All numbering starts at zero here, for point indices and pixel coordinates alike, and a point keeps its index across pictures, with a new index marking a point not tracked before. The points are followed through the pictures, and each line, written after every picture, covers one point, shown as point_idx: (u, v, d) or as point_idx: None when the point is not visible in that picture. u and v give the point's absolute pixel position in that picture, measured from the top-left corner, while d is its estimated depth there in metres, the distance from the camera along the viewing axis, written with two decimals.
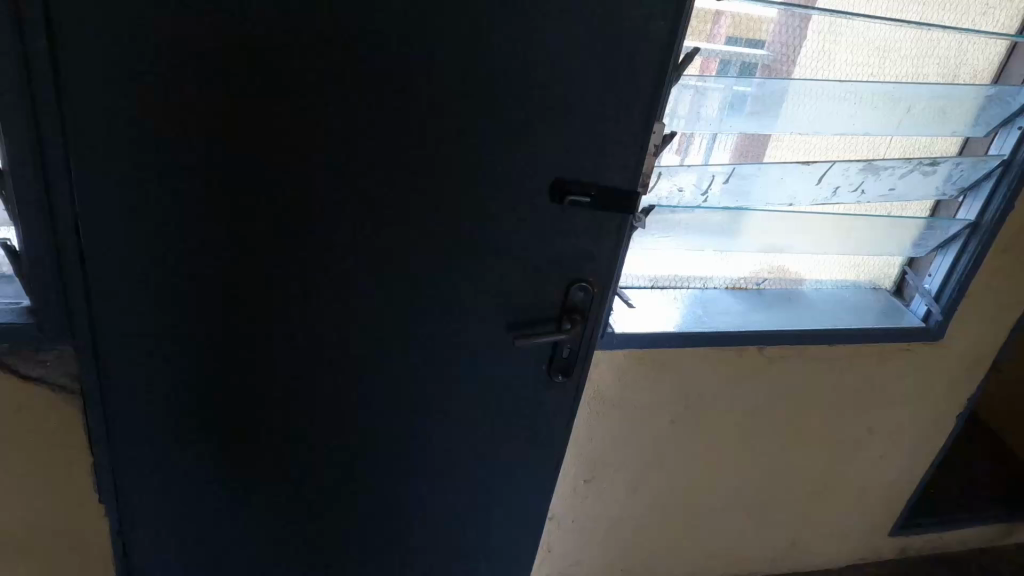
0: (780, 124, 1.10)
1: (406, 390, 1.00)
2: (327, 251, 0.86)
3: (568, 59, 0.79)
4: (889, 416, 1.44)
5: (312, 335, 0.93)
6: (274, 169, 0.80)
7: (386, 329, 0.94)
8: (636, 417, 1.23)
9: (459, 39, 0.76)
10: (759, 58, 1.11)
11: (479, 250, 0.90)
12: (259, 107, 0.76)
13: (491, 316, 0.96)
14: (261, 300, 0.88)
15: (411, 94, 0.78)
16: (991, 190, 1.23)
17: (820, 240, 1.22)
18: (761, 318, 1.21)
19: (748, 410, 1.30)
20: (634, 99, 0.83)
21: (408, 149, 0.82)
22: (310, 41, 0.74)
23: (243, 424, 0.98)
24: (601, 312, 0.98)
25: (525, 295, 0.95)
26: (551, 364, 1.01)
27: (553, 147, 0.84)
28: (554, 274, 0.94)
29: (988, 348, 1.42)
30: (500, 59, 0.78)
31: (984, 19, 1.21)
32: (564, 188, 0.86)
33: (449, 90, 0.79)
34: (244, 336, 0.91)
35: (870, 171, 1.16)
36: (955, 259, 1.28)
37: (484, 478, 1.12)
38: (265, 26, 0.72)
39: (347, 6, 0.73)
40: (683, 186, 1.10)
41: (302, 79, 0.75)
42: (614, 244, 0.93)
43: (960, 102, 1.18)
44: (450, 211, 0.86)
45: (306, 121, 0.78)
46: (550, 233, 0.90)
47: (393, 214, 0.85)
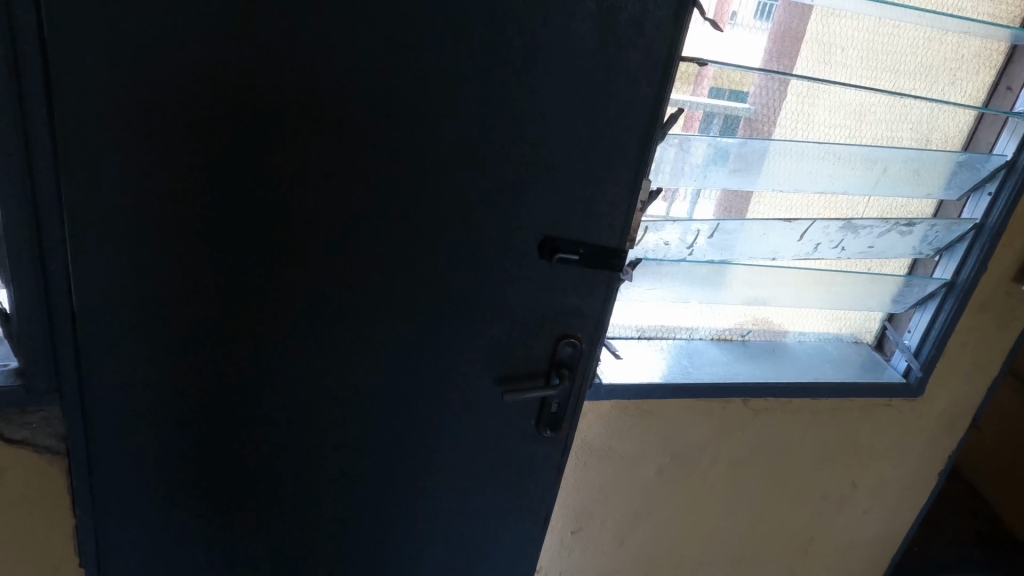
0: (761, 181, 1.14)
1: (391, 439, 1.00)
2: (316, 297, 0.88)
3: (557, 121, 0.82)
4: (872, 470, 1.44)
5: (299, 379, 0.94)
6: (269, 216, 0.83)
7: (374, 376, 0.95)
8: (624, 468, 1.22)
9: (452, 100, 0.80)
10: (740, 111, 1.16)
11: (468, 301, 0.91)
12: (254, 158, 0.79)
13: (479, 368, 0.96)
14: (249, 343, 0.90)
15: (405, 149, 0.81)
16: (966, 251, 1.27)
17: (801, 294, 1.25)
18: (746, 370, 1.23)
19: (733, 463, 1.30)
20: (621, 159, 0.86)
21: (400, 202, 0.84)
22: (310, 97, 0.77)
23: (226, 466, 0.99)
24: (588, 367, 0.98)
25: (515, 348, 0.95)
26: (540, 419, 1.01)
27: (543, 204, 0.86)
28: (544, 327, 0.95)
29: (968, 404, 1.44)
30: (492, 118, 0.81)
31: (952, 89, 1.28)
32: (555, 246, 0.88)
33: (443, 146, 0.82)
34: (231, 377, 0.92)
35: (849, 229, 1.20)
36: (933, 316, 1.31)
37: (469, 530, 1.11)
38: (263, 83, 0.75)
39: (345, 67, 0.76)
40: (670, 240, 1.13)
41: (301, 133, 0.79)
42: (603, 299, 0.94)
43: (933, 165, 1.23)
44: (441, 263, 0.88)
45: (302, 172, 0.81)
46: (539, 286, 0.91)
47: (384, 263, 0.87)
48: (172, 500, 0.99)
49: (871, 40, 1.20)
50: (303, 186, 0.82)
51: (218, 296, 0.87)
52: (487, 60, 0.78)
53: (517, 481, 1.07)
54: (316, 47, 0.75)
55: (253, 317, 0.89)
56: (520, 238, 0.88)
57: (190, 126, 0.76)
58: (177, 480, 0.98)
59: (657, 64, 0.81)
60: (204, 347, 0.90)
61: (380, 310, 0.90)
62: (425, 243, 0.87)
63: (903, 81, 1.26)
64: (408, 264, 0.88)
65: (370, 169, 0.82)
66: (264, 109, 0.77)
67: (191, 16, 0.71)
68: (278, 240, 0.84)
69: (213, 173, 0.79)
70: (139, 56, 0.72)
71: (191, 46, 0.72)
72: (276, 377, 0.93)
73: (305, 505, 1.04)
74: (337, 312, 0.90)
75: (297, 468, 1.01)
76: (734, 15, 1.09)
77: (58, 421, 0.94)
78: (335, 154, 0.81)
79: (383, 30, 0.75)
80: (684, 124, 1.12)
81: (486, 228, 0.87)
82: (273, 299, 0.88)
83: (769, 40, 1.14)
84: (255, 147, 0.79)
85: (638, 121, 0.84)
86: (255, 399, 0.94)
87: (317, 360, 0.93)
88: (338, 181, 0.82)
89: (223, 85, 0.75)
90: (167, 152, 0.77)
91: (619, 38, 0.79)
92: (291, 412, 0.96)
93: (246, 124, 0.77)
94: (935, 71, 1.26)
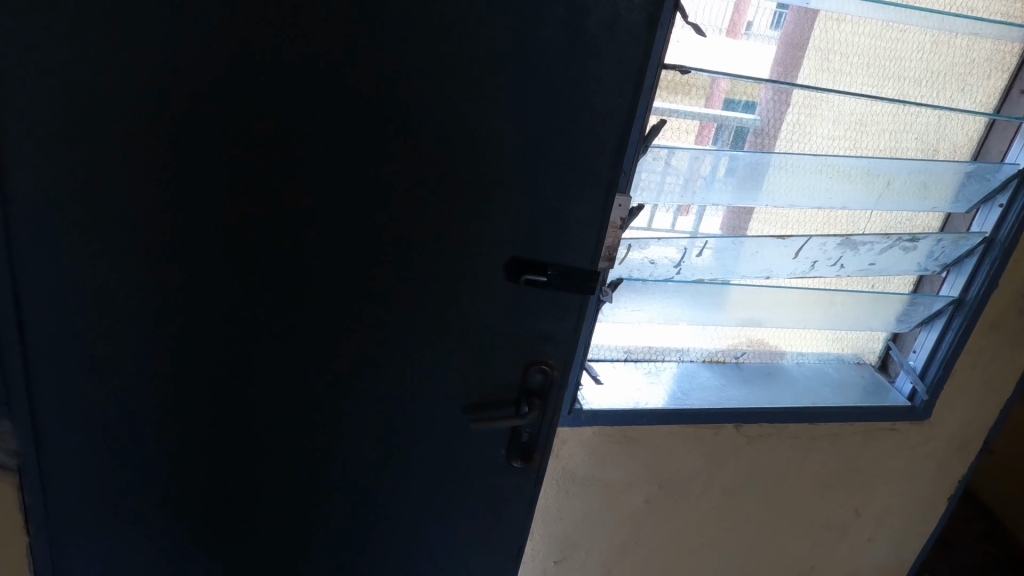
0: (760, 195, 1.08)
1: (357, 466, 0.95)
2: (272, 315, 0.84)
3: (525, 133, 0.77)
4: (877, 498, 1.37)
5: (257, 402, 0.89)
6: (217, 232, 0.78)
7: (336, 399, 0.90)
8: (609, 495, 1.16)
9: (411, 108, 0.74)
10: (749, 122, 1.10)
11: (434, 322, 0.86)
12: (198, 170, 0.74)
13: (447, 393, 0.91)
14: (203, 363, 0.86)
15: (363, 163, 0.76)
16: (975, 267, 1.20)
17: (800, 314, 1.19)
18: (739, 396, 1.17)
19: (727, 490, 1.23)
20: (597, 173, 0.80)
21: (357, 217, 0.79)
22: (256, 106, 0.72)
23: (183, 491, 0.94)
24: (560, 397, 0.92)
25: (482, 373, 0.90)
26: (510, 447, 0.95)
27: (511, 221, 0.81)
28: (513, 352, 0.89)
29: (978, 431, 1.36)
30: (456, 128, 0.76)
31: (962, 95, 1.21)
32: (522, 266, 0.83)
33: (403, 159, 0.77)
34: (185, 398, 0.88)
35: (848, 246, 1.13)
36: (940, 335, 1.24)
37: (442, 560, 1.05)
38: (207, 90, 0.71)
39: (294, 74, 0.71)
40: (655, 259, 1.06)
41: (252, 145, 0.74)
42: (575, 325, 0.88)
43: (940, 177, 1.16)
44: (402, 282, 0.83)
45: (251, 184, 0.76)
46: (507, 309, 0.86)
47: (343, 283, 0.83)
48: (130, 525, 0.95)
49: (873, 45, 1.14)
50: (255, 202, 0.77)
51: (167, 314, 0.82)
52: (449, 67, 0.73)
53: (492, 510, 1.01)
54: (264, 53, 0.70)
55: (205, 336, 0.84)
56: (489, 257, 0.82)
57: (134, 137, 0.72)
58: (134, 503, 0.94)
59: (632, 72, 0.75)
60: (158, 368, 0.85)
61: (341, 332, 0.85)
62: (387, 262, 0.82)
63: (908, 89, 1.19)
64: (369, 284, 0.83)
65: (324, 183, 0.77)
66: (210, 118, 0.72)
67: (130, 20, 0.66)
68: (230, 258, 0.80)
69: (157, 186, 0.74)
70: (77, 62, 0.67)
71: (128, 51, 0.68)
72: (234, 401, 0.89)
73: (270, 532, 0.99)
74: (296, 335, 0.85)
75: (258, 496, 0.96)
76: (749, 26, 1.03)
77: (9, 436, 0.87)
78: (288, 168, 0.76)
79: (335, 36, 0.70)
80: (676, 132, 1.06)
81: (452, 246, 0.81)
82: (227, 320, 0.83)
83: (778, 49, 1.08)
84: (200, 158, 0.74)
85: (615, 133, 0.78)
86: (213, 423, 0.90)
87: (276, 383, 0.88)
88: (292, 196, 0.77)
89: (167, 93, 0.70)
90: (111, 163, 0.72)
91: (590, 44, 0.73)
92: (251, 437, 0.91)
93: (192, 136, 0.72)
94: (943, 78, 1.19)
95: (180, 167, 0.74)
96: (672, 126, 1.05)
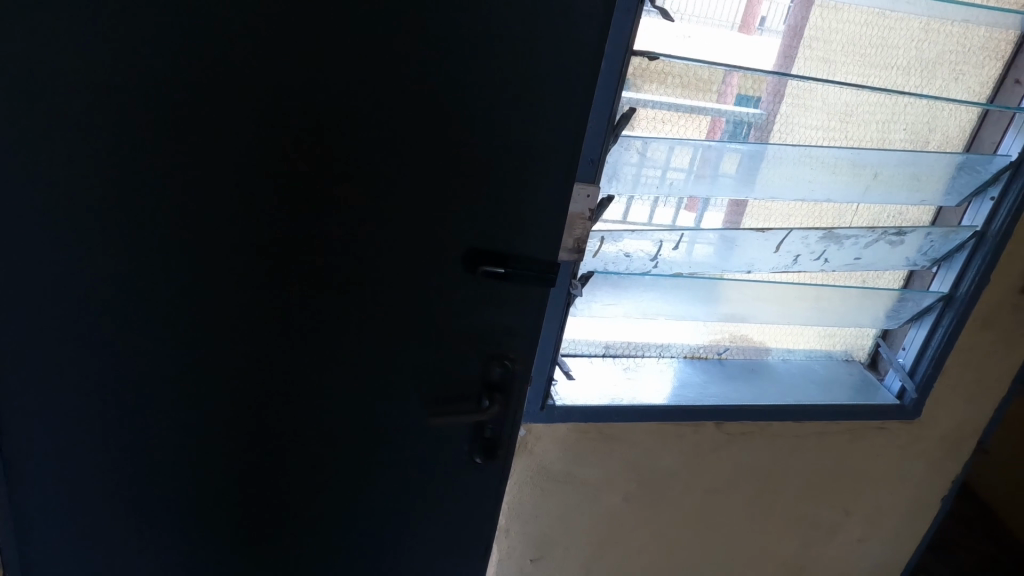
0: (734, 193, 1.05)
1: (320, 461, 0.94)
2: (223, 310, 0.81)
3: (479, 121, 0.74)
4: (867, 499, 1.33)
5: (213, 397, 0.87)
6: (160, 225, 0.75)
7: (296, 393, 0.88)
8: (586, 493, 1.14)
9: (357, 95, 0.71)
10: (752, 116, 1.07)
11: (394, 316, 0.84)
12: (136, 161, 0.71)
13: (410, 387, 0.89)
14: (155, 358, 0.83)
15: (312, 157, 0.74)
16: (966, 262, 1.16)
17: (783, 309, 1.16)
18: (720, 393, 1.14)
19: (709, 488, 1.21)
20: (556, 162, 0.77)
21: (306, 207, 0.77)
22: (192, 93, 0.69)
23: (145, 486, 0.93)
24: (523, 393, 0.90)
25: (445, 367, 0.88)
26: (474, 442, 0.93)
27: (469, 211, 0.79)
28: (475, 345, 0.87)
29: (972, 429, 1.32)
30: (408, 118, 0.73)
31: (953, 85, 1.18)
32: (478, 257, 0.81)
33: (355, 151, 0.74)
34: (138, 394, 0.86)
35: (832, 239, 1.10)
36: (930, 332, 1.21)
37: (412, 556, 1.04)
38: (140, 77, 0.67)
39: (230, 60, 0.68)
40: (630, 252, 1.03)
41: (194, 134, 0.71)
42: (537, 319, 0.86)
43: (929, 169, 1.13)
44: (357, 274, 0.81)
45: (191, 175, 0.73)
46: (468, 301, 0.84)
47: (300, 278, 0.81)
48: (94, 519, 0.94)
49: (859, 33, 1.10)
50: (198, 193, 0.74)
51: (116, 308, 0.80)
52: (398, 54, 0.70)
53: (461, 506, 1.00)
54: (204, 42, 0.67)
55: (155, 332, 0.82)
56: (447, 248, 0.80)
57: (69, 126, 0.69)
58: (95, 497, 0.93)
59: (588, 57, 0.73)
60: (112, 366, 0.83)
61: (298, 326, 0.84)
62: (343, 255, 0.80)
63: (897, 78, 1.15)
64: (325, 279, 0.81)
65: (269, 173, 0.74)
66: (151, 112, 0.69)
67: (58, 3, 0.64)
68: (179, 254, 0.77)
69: (97, 177, 0.72)
70: (10, 48, 0.65)
71: (58, 37, 0.65)
72: (192, 400, 0.87)
73: (235, 528, 0.98)
74: (253, 331, 0.83)
75: (222, 492, 0.94)
76: (762, 21, 1.02)
77: None
78: (235, 163, 0.73)
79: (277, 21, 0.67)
80: (664, 123, 1.02)
81: (410, 238, 0.79)
82: (176, 314, 0.81)
83: (783, 41, 1.06)
84: (136, 148, 0.71)
85: (575, 121, 0.76)
86: (170, 423, 0.88)
87: (234, 379, 0.86)
88: (241, 190, 0.75)
89: (104, 84, 0.67)
90: (52, 153, 0.71)
91: (544, 30, 0.70)
92: (211, 434, 0.90)
93: (130, 125, 0.70)
94: (933, 66, 1.16)
95: (122, 161, 0.71)
96: (670, 118, 1.02)
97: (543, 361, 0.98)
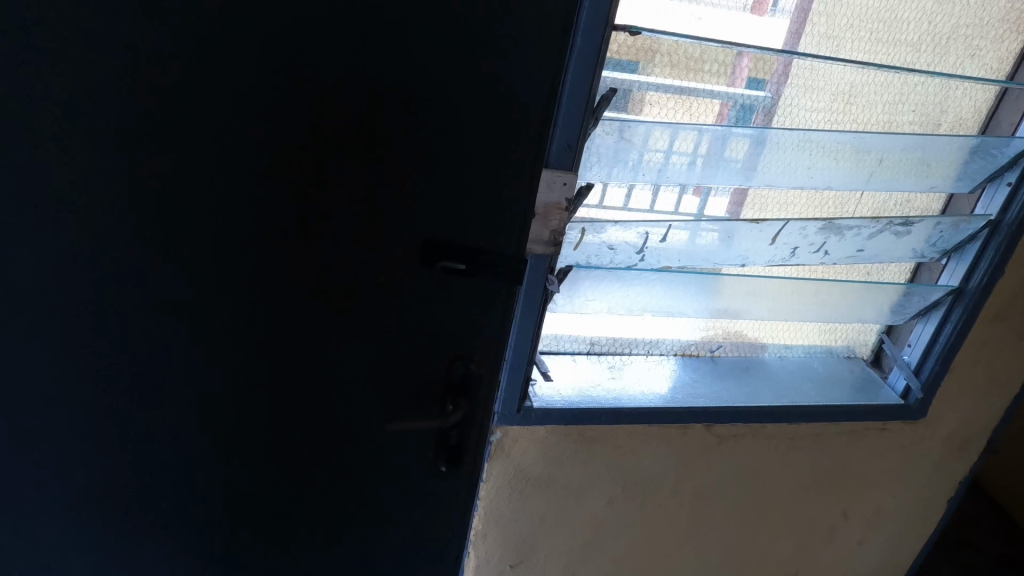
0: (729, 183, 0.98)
1: (275, 465, 0.88)
2: (153, 309, 0.74)
3: (433, 100, 0.66)
4: (868, 502, 1.26)
5: (150, 403, 0.80)
6: (76, 213, 0.67)
7: (243, 396, 0.81)
8: (567, 497, 1.08)
9: (291, 70, 0.63)
10: (759, 100, 0.99)
11: (349, 316, 0.77)
12: (46, 140, 0.64)
13: (370, 388, 0.83)
14: (83, 362, 0.76)
15: (250, 145, 0.66)
16: (978, 254, 1.08)
17: (778, 305, 1.08)
18: (711, 393, 1.07)
19: (699, 491, 1.14)
20: (521, 149, 0.70)
21: (240, 197, 0.69)
22: (102, 65, 0.61)
23: (82, 498, 0.85)
24: (489, 395, 0.84)
25: (407, 368, 0.82)
26: (437, 448, 0.87)
27: (423, 201, 0.71)
28: (437, 345, 0.80)
29: (982, 431, 1.24)
30: (349, 99, 0.65)
31: (968, 61, 1.09)
32: (437, 251, 0.74)
33: (297, 138, 0.67)
34: (67, 400, 0.78)
35: (832, 230, 1.02)
36: (937, 328, 1.13)
37: (380, 561, 0.99)
38: (45, 48, 0.60)
39: (145, 28, 0.60)
40: (615, 244, 0.96)
41: (107, 112, 0.63)
42: (503, 318, 0.80)
43: (940, 154, 1.04)
44: (306, 270, 0.74)
45: (108, 159, 0.65)
46: (428, 299, 0.77)
47: (242, 278, 0.73)
48: (31, 534, 0.87)
49: (864, 7, 1.01)
50: (115, 179, 0.66)
51: (35, 305, 0.72)
52: (337, 30, 0.62)
53: (429, 511, 0.94)
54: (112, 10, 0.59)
55: (81, 332, 0.74)
56: (403, 244, 0.73)
57: None
58: (27, 510, 0.85)
59: (555, 27, 0.64)
60: (40, 376, 0.76)
61: (244, 329, 0.77)
62: (290, 253, 0.72)
63: (907, 54, 1.07)
64: (272, 278, 0.74)
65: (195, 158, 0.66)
66: (61, 97, 0.62)
67: None
68: (105, 255, 0.70)
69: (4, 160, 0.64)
70: None
71: None
72: (132, 411, 0.80)
73: (186, 538, 0.91)
74: (194, 337, 0.76)
75: (171, 502, 0.88)
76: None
77: None
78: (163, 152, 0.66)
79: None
80: (660, 106, 0.94)
81: (362, 232, 0.72)
82: (103, 314, 0.73)
83: (793, 20, 0.98)
84: (47, 128, 0.63)
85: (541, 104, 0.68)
86: (112, 434, 0.81)
87: (170, 382, 0.79)
88: (170, 184, 0.67)
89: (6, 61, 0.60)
90: None
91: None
92: (154, 443, 0.83)
93: (36, 101, 0.62)
94: (946, 41, 1.07)
95: (33, 149, 0.64)
96: (668, 102, 0.94)
97: (514, 355, 0.92)
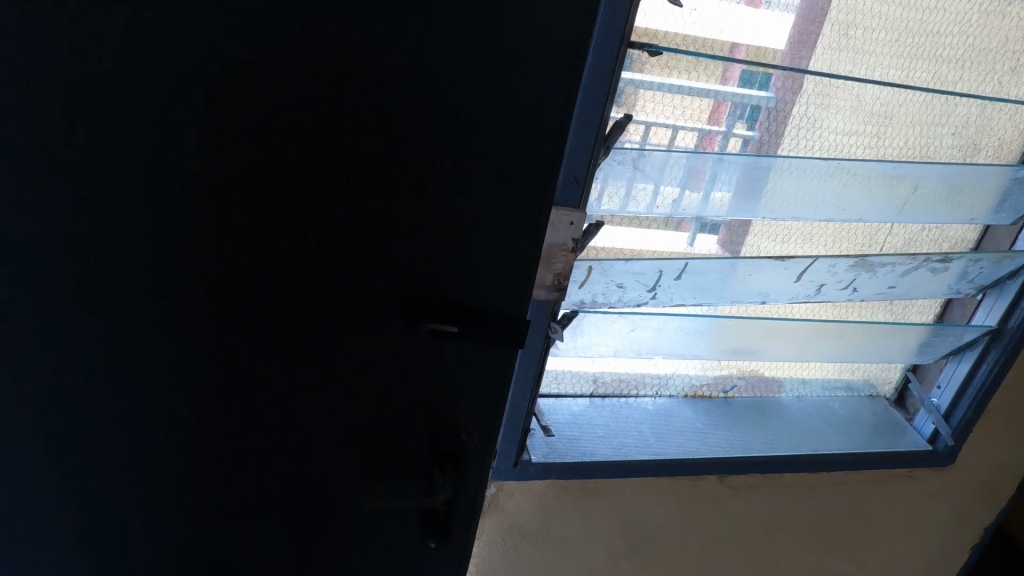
0: (732, 209, 0.86)
1: (231, 542, 0.76)
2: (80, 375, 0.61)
3: (413, 134, 0.53)
4: (887, 551, 1.17)
5: (80, 478, 0.67)
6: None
7: (191, 471, 0.69)
8: (565, 553, 0.98)
9: (240, 97, 0.50)
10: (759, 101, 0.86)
11: (318, 388, 0.66)
12: None
13: (342, 458, 0.71)
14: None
15: (191, 204, 0.54)
16: (1019, 292, 0.99)
17: (800, 346, 0.99)
18: (724, 441, 0.98)
19: (708, 543, 1.05)
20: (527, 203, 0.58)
21: (175, 248, 0.55)
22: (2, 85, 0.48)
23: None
24: (480, 467, 0.73)
25: (385, 436, 0.70)
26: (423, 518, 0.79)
27: (403, 253, 0.58)
28: (420, 411, 0.69)
29: (1010, 478, 1.15)
30: (309, 131, 0.52)
31: (1014, 80, 0.98)
32: (420, 310, 0.61)
33: (248, 195, 0.54)
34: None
35: (863, 267, 0.92)
36: (971, 370, 1.04)
37: None
38: None
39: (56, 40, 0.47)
40: (624, 282, 0.85)
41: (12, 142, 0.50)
42: (500, 387, 0.69)
43: (980, 183, 0.95)
44: (260, 332, 0.61)
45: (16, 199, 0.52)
46: (410, 361, 0.65)
47: (190, 354, 0.61)
48: None
49: (905, 17, 0.90)
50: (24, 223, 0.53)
51: None
52: (300, 65, 0.49)
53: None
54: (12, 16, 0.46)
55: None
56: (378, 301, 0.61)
57: None
58: None
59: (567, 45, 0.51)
60: None
61: (188, 399, 0.64)
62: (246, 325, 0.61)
63: (947, 71, 0.96)
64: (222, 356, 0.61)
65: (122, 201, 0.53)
66: None
67: None
68: (17, 313, 0.57)
69: None
70: None
71: None
72: (63, 495, 0.68)
73: None
74: (130, 406, 0.63)
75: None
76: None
77: None
78: (87, 216, 0.53)
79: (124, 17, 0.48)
80: (656, 112, 0.82)
81: (334, 298, 0.60)
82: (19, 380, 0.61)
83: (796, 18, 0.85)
84: None
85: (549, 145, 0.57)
86: (40, 522, 0.69)
87: (105, 456, 0.66)
88: (92, 233, 0.54)
89: None
90: None
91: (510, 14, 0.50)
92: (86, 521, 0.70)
93: None
94: (992, 56, 0.96)
95: None
96: (660, 102, 0.82)
97: (513, 410, 0.84)
